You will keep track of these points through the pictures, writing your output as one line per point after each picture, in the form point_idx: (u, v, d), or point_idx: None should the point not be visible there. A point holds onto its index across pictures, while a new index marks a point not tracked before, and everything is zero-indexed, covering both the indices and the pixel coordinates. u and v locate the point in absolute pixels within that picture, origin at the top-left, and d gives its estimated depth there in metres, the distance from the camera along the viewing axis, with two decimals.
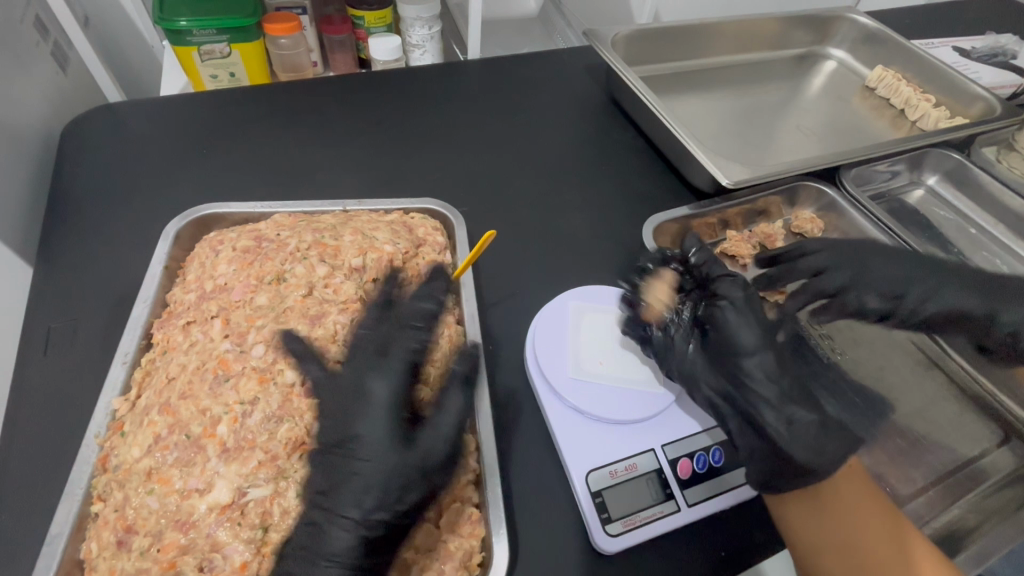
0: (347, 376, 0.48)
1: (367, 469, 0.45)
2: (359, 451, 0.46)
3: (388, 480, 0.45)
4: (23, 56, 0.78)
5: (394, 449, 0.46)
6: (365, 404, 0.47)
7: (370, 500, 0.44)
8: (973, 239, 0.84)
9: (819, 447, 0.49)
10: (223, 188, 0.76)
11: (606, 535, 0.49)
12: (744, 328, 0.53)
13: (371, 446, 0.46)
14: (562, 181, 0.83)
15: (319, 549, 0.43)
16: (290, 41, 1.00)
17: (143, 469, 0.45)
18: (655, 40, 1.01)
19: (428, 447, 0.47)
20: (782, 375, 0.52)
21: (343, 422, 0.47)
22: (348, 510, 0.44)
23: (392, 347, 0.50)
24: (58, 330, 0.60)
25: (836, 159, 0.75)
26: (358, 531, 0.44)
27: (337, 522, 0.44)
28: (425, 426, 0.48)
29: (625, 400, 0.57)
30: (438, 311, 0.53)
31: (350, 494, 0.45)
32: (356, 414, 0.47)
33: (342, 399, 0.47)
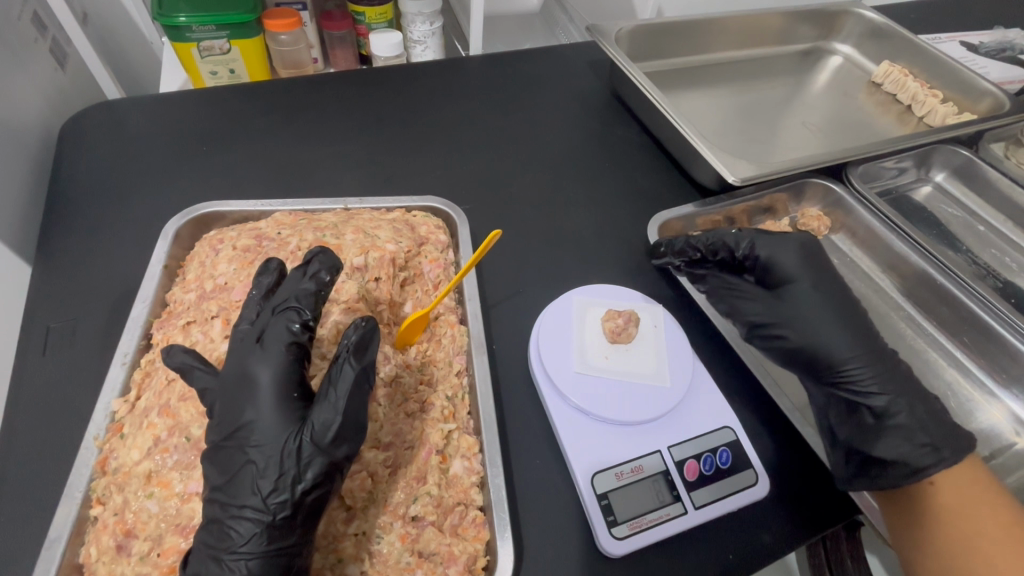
0: (230, 365, 0.44)
1: (257, 452, 0.41)
2: (249, 437, 0.42)
3: (281, 462, 0.41)
4: (22, 53, 0.76)
5: (288, 428, 0.42)
6: (250, 389, 0.43)
7: (266, 484, 0.40)
8: (981, 236, 0.83)
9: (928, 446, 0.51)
10: (223, 186, 0.75)
11: (612, 539, 0.49)
12: (824, 326, 0.59)
13: (263, 430, 0.42)
14: (566, 179, 0.82)
15: (228, 541, 0.39)
16: (290, 37, 0.98)
17: (143, 471, 0.44)
18: (659, 36, 1.00)
19: (320, 422, 0.42)
20: (876, 372, 0.56)
21: (232, 409, 0.43)
22: (245, 500, 0.40)
23: (268, 333, 0.45)
24: (58, 330, 0.59)
25: (843, 156, 0.74)
26: (262, 523, 0.40)
27: (239, 510, 0.40)
28: (316, 402, 0.42)
29: (629, 401, 0.55)
30: (320, 291, 0.47)
31: (246, 481, 0.41)
32: (246, 399, 0.43)
33: (228, 387, 0.43)
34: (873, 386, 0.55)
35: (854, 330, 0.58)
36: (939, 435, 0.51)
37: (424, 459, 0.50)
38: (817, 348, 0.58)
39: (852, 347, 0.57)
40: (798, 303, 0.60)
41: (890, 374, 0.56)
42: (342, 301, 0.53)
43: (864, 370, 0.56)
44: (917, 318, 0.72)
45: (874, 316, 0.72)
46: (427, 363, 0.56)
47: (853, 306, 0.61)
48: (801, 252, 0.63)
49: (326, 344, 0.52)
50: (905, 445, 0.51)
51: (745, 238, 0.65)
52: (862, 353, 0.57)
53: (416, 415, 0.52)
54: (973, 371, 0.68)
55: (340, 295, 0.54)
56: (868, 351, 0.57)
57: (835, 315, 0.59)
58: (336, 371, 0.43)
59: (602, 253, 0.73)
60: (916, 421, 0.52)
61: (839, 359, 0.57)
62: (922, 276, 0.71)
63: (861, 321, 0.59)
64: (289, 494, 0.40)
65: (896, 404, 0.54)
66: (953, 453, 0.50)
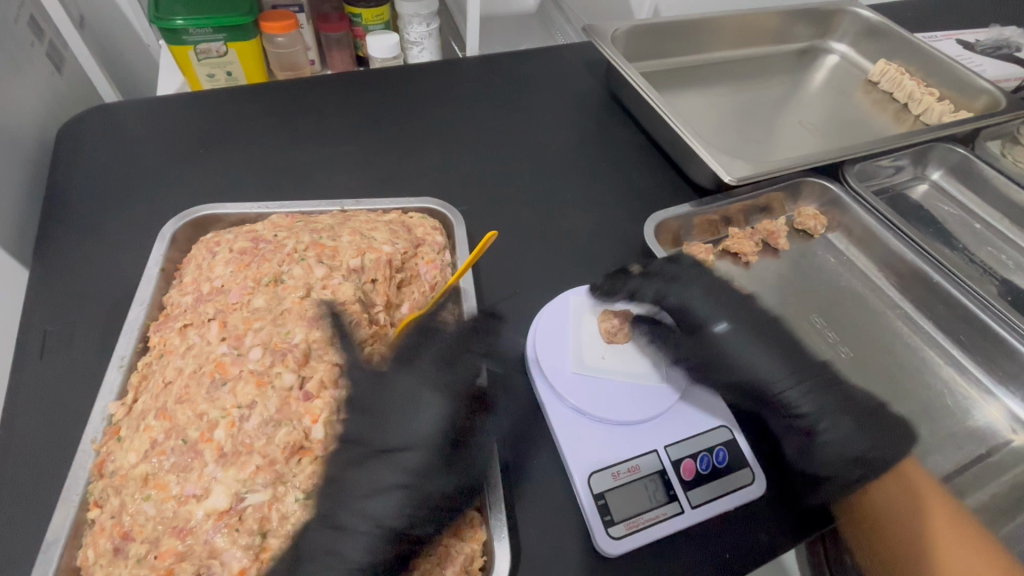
0: (402, 389, 0.52)
1: (403, 472, 0.48)
2: (405, 456, 0.49)
3: (433, 484, 0.48)
4: (19, 58, 0.77)
5: (446, 456, 0.49)
6: (416, 415, 0.51)
7: (415, 502, 0.47)
8: (978, 234, 0.83)
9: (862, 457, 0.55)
10: (220, 189, 0.75)
11: (608, 538, 0.49)
12: (747, 352, 0.61)
13: (415, 453, 0.49)
14: (562, 179, 0.82)
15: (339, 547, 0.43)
16: (287, 39, 0.99)
17: (139, 474, 0.44)
18: (655, 36, 1.01)
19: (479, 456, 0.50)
20: (800, 390, 0.59)
21: (393, 430, 0.50)
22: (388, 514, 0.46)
23: (434, 355, 0.54)
24: (55, 333, 0.60)
25: (840, 155, 0.74)
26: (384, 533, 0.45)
27: (357, 520, 0.45)
28: (472, 438, 0.51)
29: (628, 401, 0.56)
30: (475, 327, 0.58)
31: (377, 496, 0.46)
32: (415, 424, 0.51)
33: (394, 411, 0.50)
34: (807, 404, 0.58)
35: (773, 352, 0.62)
36: (866, 447, 0.56)
37: None
38: (751, 376, 0.59)
39: (776, 372, 0.60)
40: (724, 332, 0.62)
41: (814, 390, 0.59)
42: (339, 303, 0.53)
43: (792, 391, 0.58)
44: (914, 316, 0.72)
45: (869, 315, 0.72)
46: None
47: (772, 325, 0.64)
48: (719, 281, 0.67)
49: (321, 346, 0.50)
50: (840, 460, 0.55)
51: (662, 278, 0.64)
52: (788, 376, 0.60)
53: None
54: (971, 369, 0.68)
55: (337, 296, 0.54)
56: (792, 371, 0.60)
57: (757, 339, 0.62)
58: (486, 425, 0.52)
59: (599, 253, 0.73)
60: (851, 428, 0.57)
61: (774, 384, 0.59)
62: (919, 275, 0.71)
63: (777, 342, 0.63)
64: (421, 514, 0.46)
65: (830, 416, 0.57)
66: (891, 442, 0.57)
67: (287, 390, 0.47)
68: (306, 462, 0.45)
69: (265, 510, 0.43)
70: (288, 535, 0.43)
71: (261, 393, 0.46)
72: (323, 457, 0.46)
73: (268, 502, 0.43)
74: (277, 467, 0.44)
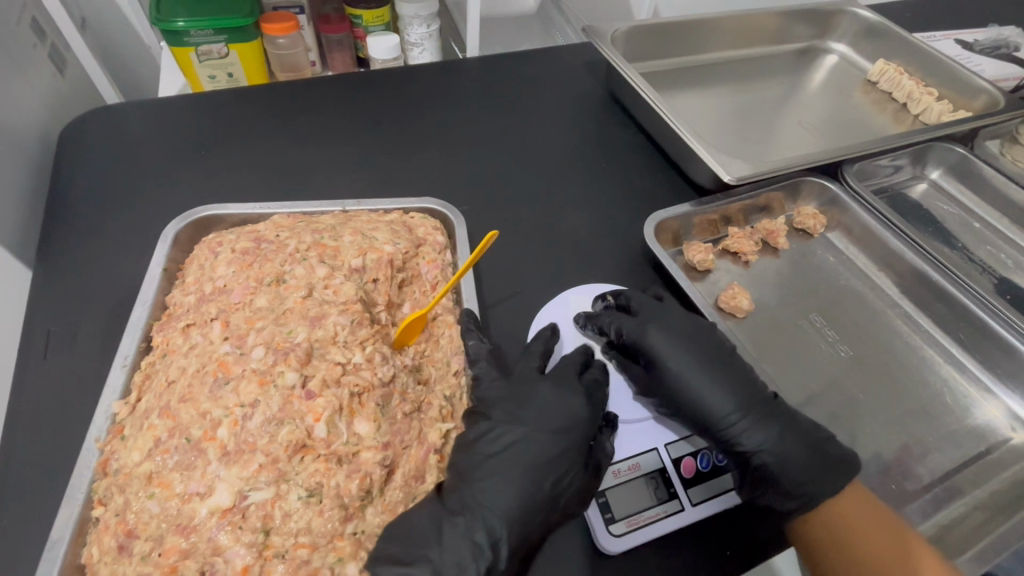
0: (544, 391, 0.54)
1: (542, 467, 0.51)
2: (525, 463, 0.51)
3: (554, 488, 0.50)
4: (21, 60, 0.77)
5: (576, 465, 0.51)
6: (553, 425, 0.53)
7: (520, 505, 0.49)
8: (977, 233, 0.83)
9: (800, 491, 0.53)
10: (221, 189, 0.75)
11: (609, 536, 0.49)
12: (699, 382, 0.56)
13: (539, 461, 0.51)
14: (563, 179, 0.83)
15: (472, 535, 0.47)
16: (288, 41, 0.99)
17: (143, 472, 0.44)
18: (654, 37, 1.01)
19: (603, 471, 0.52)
20: (752, 423, 0.54)
21: (527, 439, 0.52)
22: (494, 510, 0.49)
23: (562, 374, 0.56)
24: (58, 333, 0.60)
25: (839, 154, 0.74)
26: (516, 524, 0.48)
27: (486, 512, 0.48)
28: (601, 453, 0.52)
29: (629, 403, 0.59)
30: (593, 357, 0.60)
31: (512, 490, 0.50)
32: (558, 420, 0.53)
33: (534, 410, 0.54)
34: (756, 440, 0.53)
35: (722, 384, 0.56)
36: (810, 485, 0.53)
37: (423, 458, 0.50)
38: (697, 415, 0.55)
39: (727, 405, 0.55)
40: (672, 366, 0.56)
41: (766, 423, 0.54)
42: (341, 303, 0.53)
43: (741, 427, 0.54)
44: (914, 314, 0.73)
45: (869, 313, 0.73)
46: (425, 362, 0.57)
47: (720, 352, 0.58)
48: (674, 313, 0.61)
49: (324, 344, 0.50)
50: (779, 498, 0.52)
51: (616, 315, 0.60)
52: (736, 415, 0.54)
53: (414, 415, 0.51)
54: (970, 367, 0.68)
55: (338, 296, 0.54)
56: (744, 405, 0.55)
57: (712, 368, 0.57)
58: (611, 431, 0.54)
59: (600, 253, 0.74)
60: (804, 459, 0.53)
61: (724, 423, 0.54)
62: (918, 274, 0.72)
63: (727, 374, 0.57)
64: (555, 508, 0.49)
65: (781, 455, 0.53)
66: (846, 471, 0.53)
67: (290, 389, 0.47)
68: (309, 460, 0.45)
69: (268, 508, 0.43)
70: (291, 533, 0.43)
71: (263, 392, 0.46)
72: (326, 455, 0.46)
73: (270, 501, 0.43)
74: (279, 466, 0.44)
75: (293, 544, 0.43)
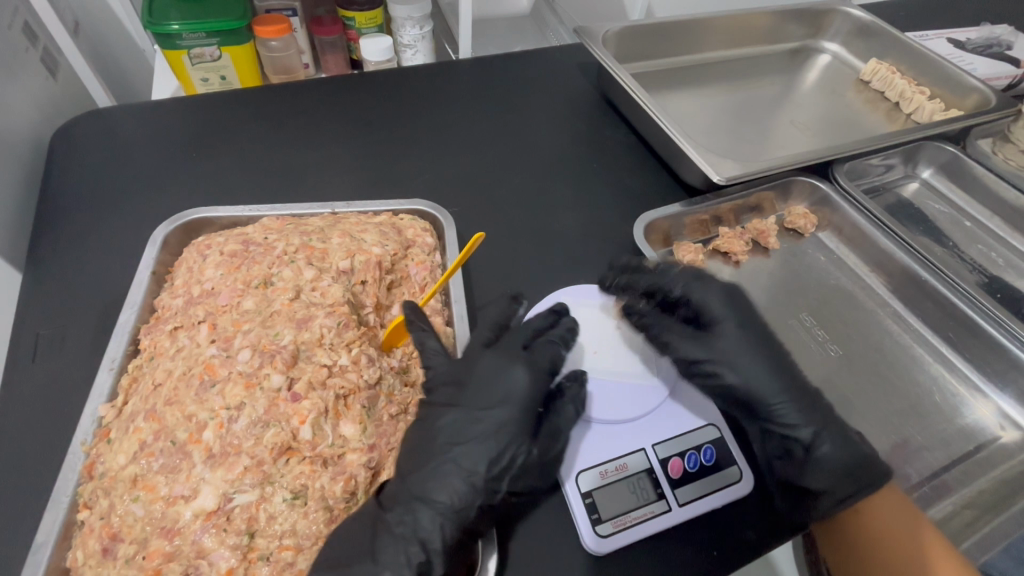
0: (483, 363, 0.52)
1: (476, 452, 0.48)
2: (459, 456, 0.48)
3: (488, 469, 0.48)
4: (13, 64, 0.77)
5: (517, 442, 0.49)
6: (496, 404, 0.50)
7: (457, 498, 0.47)
8: (968, 232, 0.83)
9: (850, 473, 0.52)
10: (213, 192, 0.76)
11: (596, 537, 0.49)
12: (747, 371, 0.55)
13: (471, 450, 0.48)
14: (554, 180, 0.83)
15: (404, 530, 0.46)
16: (281, 43, 0.99)
17: (128, 476, 0.44)
18: (647, 37, 1.01)
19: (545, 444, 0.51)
20: (803, 407, 0.54)
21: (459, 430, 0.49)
22: (432, 502, 0.46)
23: None
24: (48, 337, 0.60)
25: (828, 154, 0.74)
26: (449, 518, 0.46)
27: (418, 505, 0.47)
28: (546, 425, 0.52)
29: (617, 400, 0.57)
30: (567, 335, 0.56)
31: (447, 482, 0.47)
32: (494, 395, 0.50)
33: (469, 387, 0.51)
34: (796, 420, 0.53)
35: (779, 372, 0.55)
36: (859, 464, 0.52)
37: None
38: (745, 395, 0.55)
39: (773, 389, 0.54)
40: (724, 344, 0.56)
41: (808, 407, 0.54)
42: (328, 305, 0.54)
43: (789, 408, 0.54)
44: (903, 313, 0.73)
45: (860, 313, 0.73)
46: (413, 363, 0.58)
47: (768, 339, 0.57)
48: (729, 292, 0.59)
49: (310, 346, 0.50)
50: (830, 479, 0.52)
51: (683, 279, 0.60)
52: (790, 398, 0.54)
53: (400, 417, 0.52)
54: (959, 366, 0.68)
55: (326, 298, 0.54)
56: (790, 388, 0.54)
57: (758, 354, 0.56)
58: (563, 400, 0.53)
59: (590, 253, 0.74)
60: (839, 451, 0.52)
61: (768, 400, 0.54)
62: (909, 274, 0.72)
63: (788, 364, 0.56)
64: (496, 491, 0.48)
65: (829, 440, 0.53)
66: (872, 482, 0.51)
67: (276, 392, 0.47)
68: (294, 462, 0.45)
69: (253, 510, 0.43)
70: (275, 535, 0.43)
71: (249, 395, 0.46)
72: (310, 457, 0.46)
73: (255, 503, 0.43)
74: (264, 468, 0.44)
75: (278, 546, 0.44)
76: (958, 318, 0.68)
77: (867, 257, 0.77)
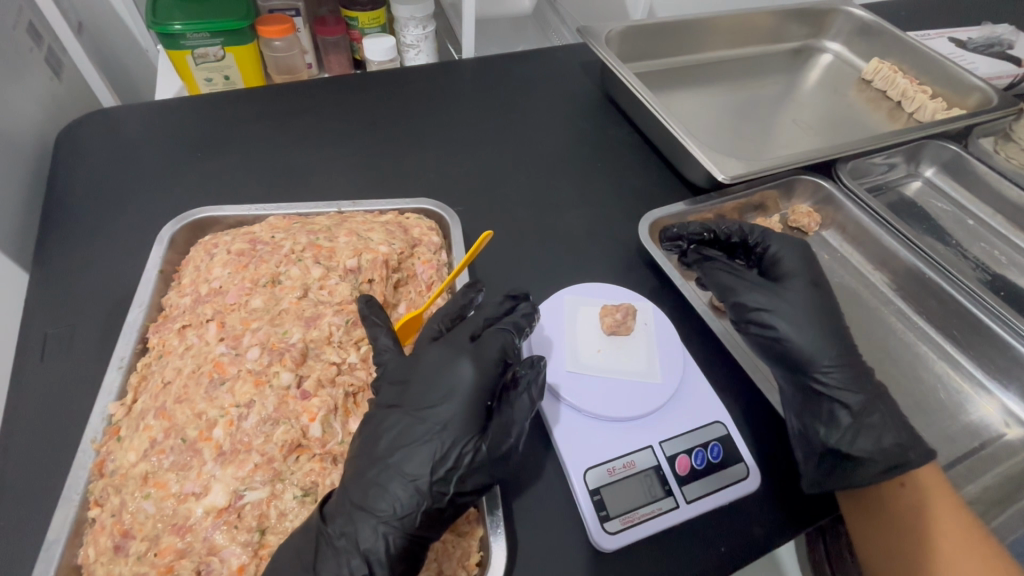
0: (431, 355, 0.50)
1: (423, 454, 0.45)
2: (404, 463, 0.45)
3: (433, 469, 0.45)
4: (18, 64, 0.77)
5: (464, 441, 0.46)
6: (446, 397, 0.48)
7: (401, 504, 0.44)
8: (971, 230, 0.84)
9: (898, 449, 0.53)
10: (218, 192, 0.76)
11: (605, 534, 0.49)
12: (804, 332, 0.59)
13: (415, 453, 0.45)
14: (557, 179, 0.83)
15: (345, 543, 0.42)
16: (284, 43, 0.99)
17: (139, 473, 0.45)
18: (649, 37, 1.01)
19: (495, 437, 0.48)
20: (858, 375, 0.57)
21: (408, 434, 0.46)
22: (379, 512, 0.43)
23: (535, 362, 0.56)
24: (55, 336, 0.60)
25: (833, 152, 0.74)
26: (392, 527, 0.43)
27: (362, 516, 0.43)
28: (496, 418, 0.49)
29: (621, 398, 0.56)
30: (519, 325, 0.54)
31: (389, 489, 0.44)
32: (439, 391, 0.48)
33: (416, 381, 0.49)
34: (848, 385, 0.56)
35: (839, 341, 0.59)
36: (909, 438, 0.54)
37: None
38: (800, 352, 0.58)
39: (832, 349, 0.58)
40: (790, 302, 0.61)
41: (864, 375, 0.57)
42: (336, 303, 0.54)
43: (843, 370, 0.57)
44: (908, 312, 0.73)
45: (863, 311, 0.73)
46: None
47: (832, 309, 0.62)
48: (803, 254, 0.66)
49: (319, 344, 0.51)
50: (875, 446, 0.53)
51: (761, 230, 0.69)
52: (845, 363, 0.57)
53: None
54: (964, 363, 0.68)
55: (334, 296, 0.55)
56: (844, 352, 0.58)
57: (818, 319, 0.60)
58: (516, 392, 0.50)
59: (593, 252, 0.74)
60: (889, 423, 0.54)
61: (823, 363, 0.57)
62: (914, 273, 0.72)
63: (847, 334, 0.60)
64: (443, 494, 0.45)
65: (882, 411, 0.55)
66: (916, 459, 0.52)
67: (285, 389, 0.47)
68: (304, 459, 0.46)
69: (264, 507, 0.44)
70: (286, 532, 0.44)
71: (258, 392, 0.47)
72: (321, 455, 0.47)
73: (265, 500, 0.44)
74: (274, 465, 0.45)
75: None
76: (961, 316, 0.68)
77: (871, 256, 0.77)
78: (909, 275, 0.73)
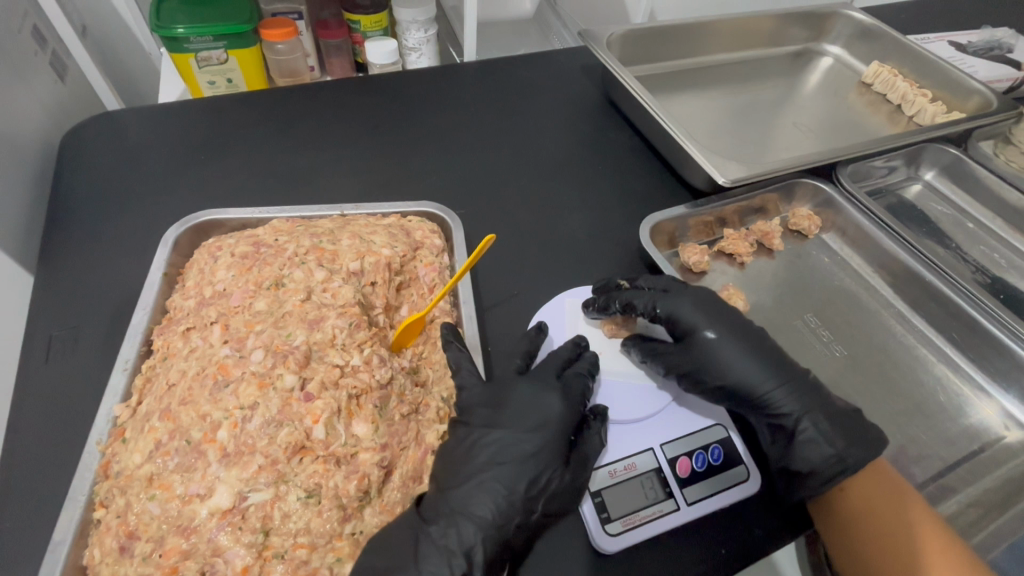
0: None
1: (506, 468, 0.51)
2: (497, 474, 0.50)
3: (529, 485, 0.50)
4: (23, 68, 0.78)
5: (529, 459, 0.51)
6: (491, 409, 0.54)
7: (497, 513, 0.49)
8: (971, 233, 0.84)
9: (842, 453, 0.54)
10: (222, 194, 0.76)
11: (606, 536, 0.49)
12: (732, 365, 0.57)
13: (508, 468, 0.51)
14: (559, 182, 0.83)
15: (448, 542, 0.47)
16: (287, 47, 1.00)
17: (144, 474, 0.45)
18: (650, 40, 1.01)
19: (577, 467, 0.51)
20: (792, 392, 0.56)
21: (503, 450, 0.51)
22: (476, 515, 0.48)
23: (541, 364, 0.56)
24: (60, 338, 0.60)
25: (834, 155, 0.75)
26: (490, 533, 0.48)
27: (461, 519, 0.48)
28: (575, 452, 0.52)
29: (621, 399, 0.58)
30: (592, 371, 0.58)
31: (488, 497, 0.49)
32: None
33: (484, 405, 0.54)
34: (785, 407, 0.55)
35: (761, 357, 0.58)
36: (846, 442, 0.54)
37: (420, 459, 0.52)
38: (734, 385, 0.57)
39: (760, 375, 0.57)
40: (710, 344, 0.58)
41: (798, 390, 0.56)
42: (339, 306, 0.54)
43: (777, 393, 0.56)
44: (908, 314, 0.73)
45: (862, 313, 0.73)
46: (422, 364, 0.58)
47: (751, 330, 0.60)
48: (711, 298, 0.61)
49: (322, 347, 0.51)
50: (820, 456, 0.54)
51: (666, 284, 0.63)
52: (776, 384, 0.56)
53: (411, 416, 0.53)
54: (963, 365, 0.69)
55: (337, 299, 0.54)
56: (774, 374, 0.57)
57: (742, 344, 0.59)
58: (591, 430, 0.54)
59: (595, 255, 0.74)
60: (824, 433, 0.55)
61: (756, 389, 0.56)
62: (912, 274, 0.72)
63: (773, 351, 0.59)
64: (532, 511, 0.49)
65: (817, 419, 0.55)
66: (861, 458, 0.53)
67: (289, 392, 0.48)
68: (307, 461, 0.46)
69: (267, 509, 0.44)
70: (290, 533, 0.44)
71: (262, 395, 0.47)
72: (324, 456, 0.46)
73: (269, 501, 0.44)
74: (278, 467, 0.45)
75: (292, 544, 0.44)
76: (960, 319, 0.68)
77: (872, 258, 0.77)
78: (904, 275, 0.74)
